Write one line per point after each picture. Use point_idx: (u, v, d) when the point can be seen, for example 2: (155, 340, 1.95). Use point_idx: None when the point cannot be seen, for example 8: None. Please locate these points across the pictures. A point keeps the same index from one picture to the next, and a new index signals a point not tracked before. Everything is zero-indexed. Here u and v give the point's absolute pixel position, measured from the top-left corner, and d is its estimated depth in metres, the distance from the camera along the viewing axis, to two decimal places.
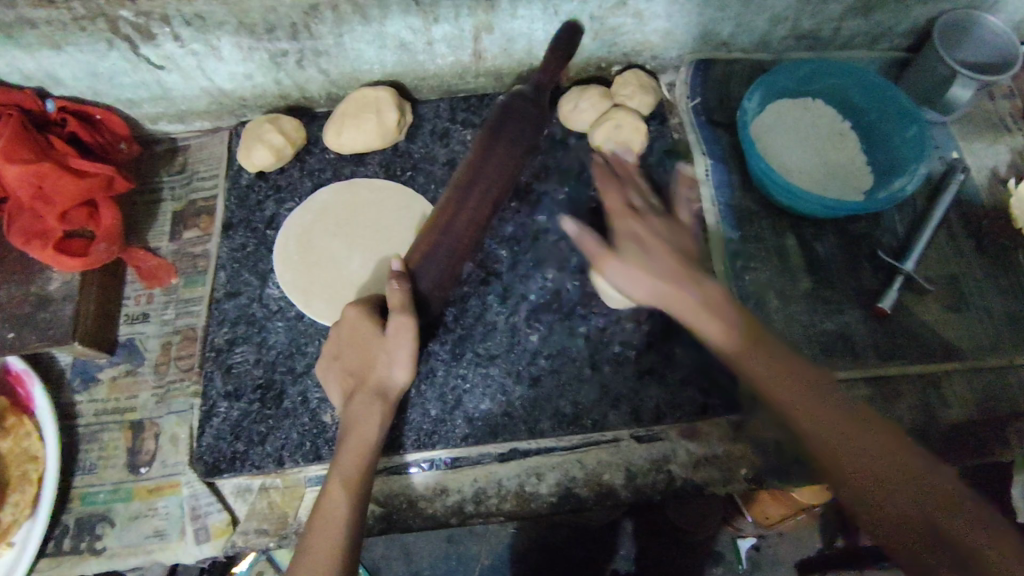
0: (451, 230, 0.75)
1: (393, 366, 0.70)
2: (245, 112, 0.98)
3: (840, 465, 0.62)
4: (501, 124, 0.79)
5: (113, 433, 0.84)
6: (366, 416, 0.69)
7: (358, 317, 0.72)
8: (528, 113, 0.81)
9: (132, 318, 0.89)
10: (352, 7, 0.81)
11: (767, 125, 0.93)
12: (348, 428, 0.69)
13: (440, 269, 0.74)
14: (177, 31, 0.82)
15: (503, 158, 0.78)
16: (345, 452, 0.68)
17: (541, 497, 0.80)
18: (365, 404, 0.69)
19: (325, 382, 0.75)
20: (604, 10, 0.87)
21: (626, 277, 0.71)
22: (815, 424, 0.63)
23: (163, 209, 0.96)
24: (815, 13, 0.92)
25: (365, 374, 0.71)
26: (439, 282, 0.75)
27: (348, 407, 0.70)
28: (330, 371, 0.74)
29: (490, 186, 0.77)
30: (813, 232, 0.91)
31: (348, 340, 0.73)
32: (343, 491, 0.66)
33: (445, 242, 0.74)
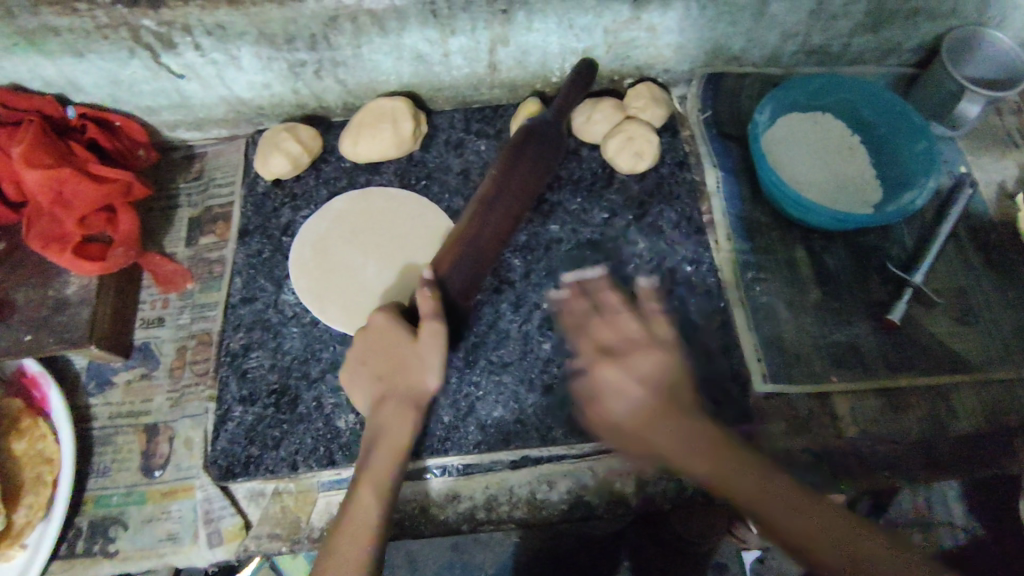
0: (476, 240, 0.76)
1: (426, 372, 0.70)
2: (262, 121, 0.99)
3: (759, 525, 0.66)
4: (526, 142, 0.81)
5: (128, 436, 0.84)
6: (394, 428, 0.70)
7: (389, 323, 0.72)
8: (550, 133, 0.83)
9: (148, 323, 0.90)
10: (371, 19, 0.83)
11: (778, 138, 0.94)
12: (373, 439, 0.70)
13: (466, 277, 0.75)
14: (199, 40, 0.83)
15: (526, 174, 0.80)
16: (368, 463, 0.69)
17: (552, 504, 0.80)
18: (392, 416, 0.70)
19: (358, 391, 0.74)
20: (618, 24, 0.89)
21: (604, 327, 0.78)
22: (738, 493, 0.67)
23: (179, 215, 0.97)
24: (826, 29, 0.93)
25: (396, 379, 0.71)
26: (465, 291, 0.75)
27: (376, 411, 0.71)
28: (363, 380, 0.74)
29: (514, 201, 0.79)
30: (823, 244, 0.92)
31: (384, 343, 0.72)
32: (367, 505, 0.66)
33: (470, 251, 0.75)
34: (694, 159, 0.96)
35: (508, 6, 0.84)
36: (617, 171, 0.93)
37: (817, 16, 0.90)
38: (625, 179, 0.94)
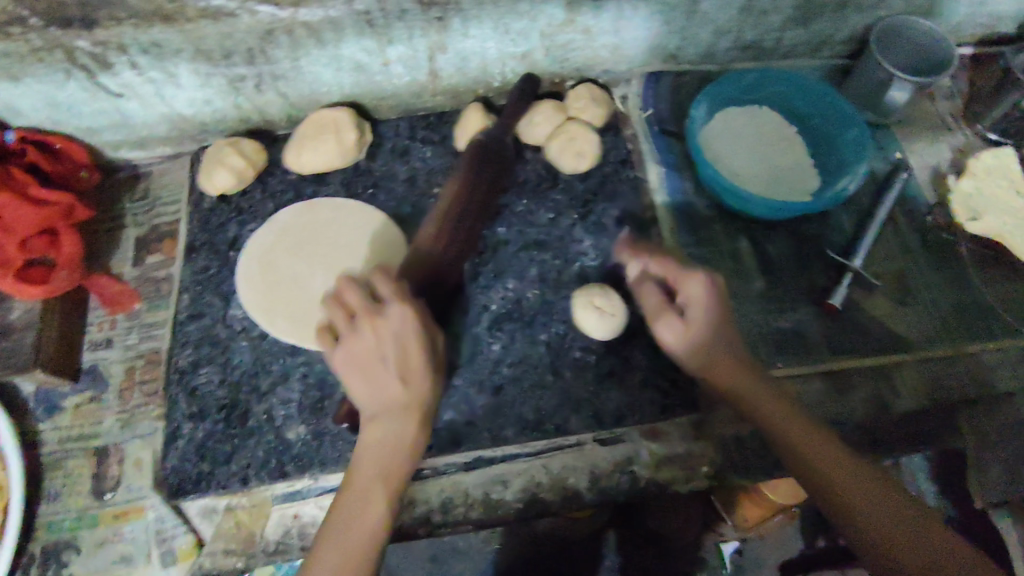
0: (439, 255, 0.83)
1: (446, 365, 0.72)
2: (206, 137, 0.99)
3: (849, 504, 0.67)
4: (477, 163, 0.89)
5: (78, 460, 0.83)
6: (392, 429, 0.66)
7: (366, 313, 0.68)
8: (499, 153, 0.91)
9: (96, 345, 0.89)
10: (307, 31, 0.83)
11: (715, 132, 0.96)
12: (365, 441, 0.67)
13: (433, 291, 0.82)
14: (135, 59, 0.83)
15: (479, 192, 0.88)
16: (366, 459, 0.66)
17: (507, 504, 0.80)
18: (392, 414, 0.66)
19: (354, 389, 0.67)
20: (554, 28, 0.90)
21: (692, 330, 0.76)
22: (814, 460, 0.69)
23: (126, 235, 0.96)
24: (757, 24, 0.95)
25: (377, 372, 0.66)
26: (431, 304, 0.82)
27: (376, 409, 0.67)
28: (356, 377, 0.67)
29: (469, 217, 0.87)
30: (765, 234, 0.94)
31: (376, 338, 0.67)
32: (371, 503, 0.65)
33: (434, 266, 0.82)
34: (637, 156, 0.98)
35: (443, 13, 0.85)
36: (561, 171, 0.95)
37: (747, 12, 0.92)
38: (569, 179, 0.95)
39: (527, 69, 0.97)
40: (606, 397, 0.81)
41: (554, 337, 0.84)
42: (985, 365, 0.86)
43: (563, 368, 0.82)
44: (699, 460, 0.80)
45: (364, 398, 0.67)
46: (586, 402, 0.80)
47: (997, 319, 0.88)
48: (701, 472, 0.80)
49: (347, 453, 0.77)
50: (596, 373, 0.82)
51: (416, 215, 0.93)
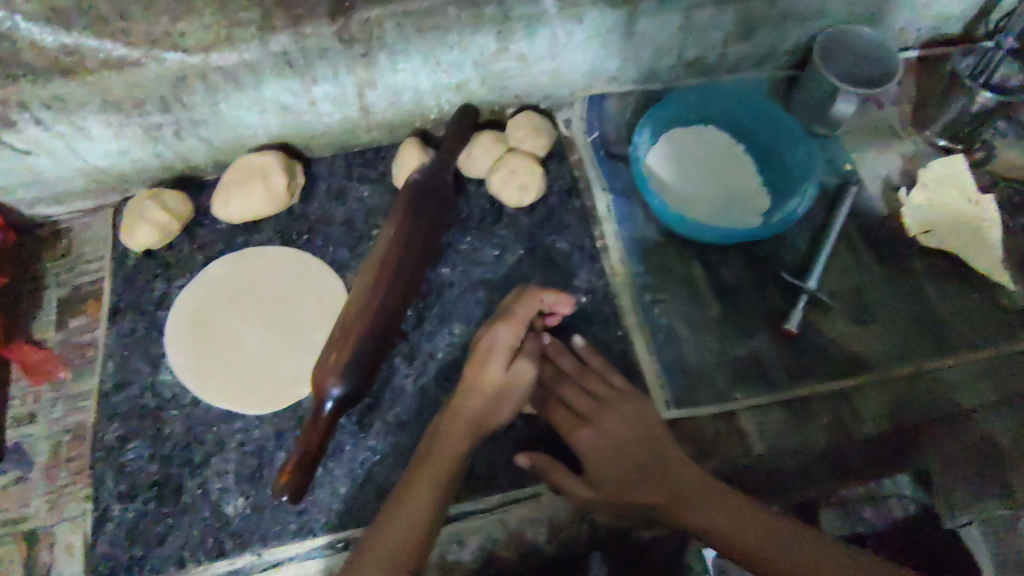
0: (375, 309, 0.77)
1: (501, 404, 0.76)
2: (128, 187, 0.93)
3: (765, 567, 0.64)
4: (415, 204, 0.83)
5: (4, 547, 0.78)
6: (452, 469, 0.72)
7: (503, 372, 0.75)
8: (440, 191, 0.85)
9: (19, 420, 0.84)
10: (223, 75, 0.78)
11: (662, 156, 0.93)
12: (434, 473, 0.71)
13: (366, 349, 0.75)
14: (38, 114, 0.77)
15: (419, 237, 0.82)
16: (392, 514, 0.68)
17: (465, 564, 0.76)
18: (461, 459, 0.73)
19: (455, 436, 0.74)
20: (487, 57, 0.86)
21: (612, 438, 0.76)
22: (711, 522, 0.67)
23: (48, 298, 0.90)
24: (698, 41, 0.92)
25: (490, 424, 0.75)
26: (367, 364, 0.75)
27: (452, 456, 0.72)
28: (463, 433, 0.74)
29: (408, 264, 0.80)
30: (718, 257, 0.91)
31: (512, 395, 0.76)
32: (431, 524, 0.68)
33: (369, 322, 0.76)
34: (584, 184, 0.95)
35: (367, 49, 0.80)
36: (505, 205, 0.91)
37: (687, 30, 0.89)
38: (514, 212, 0.92)
39: (464, 99, 0.93)
40: (559, 445, 0.80)
41: None
42: (946, 383, 0.85)
43: (515, 416, 0.81)
44: None
45: (437, 450, 0.73)
46: (544, 440, 0.80)
47: (955, 333, 0.87)
48: (661, 518, 0.76)
49: (289, 525, 0.73)
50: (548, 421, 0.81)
51: (356, 259, 0.89)
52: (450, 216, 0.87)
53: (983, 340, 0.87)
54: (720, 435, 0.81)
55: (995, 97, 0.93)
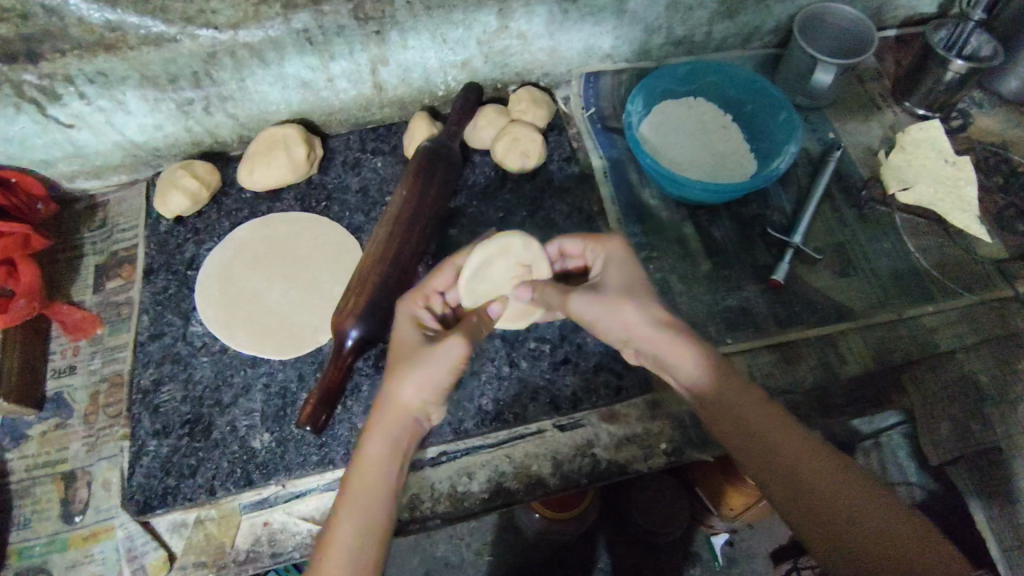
0: (391, 260, 0.82)
1: (420, 381, 0.62)
2: (160, 162, 1.01)
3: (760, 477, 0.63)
4: (426, 164, 0.88)
5: (46, 485, 0.84)
6: (377, 485, 0.60)
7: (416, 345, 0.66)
8: (449, 156, 0.90)
9: (59, 372, 0.90)
10: (249, 52, 0.86)
11: (653, 125, 1.00)
12: (353, 494, 0.59)
13: (383, 297, 0.80)
14: (82, 89, 0.85)
15: (429, 194, 0.87)
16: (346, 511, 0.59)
17: (474, 495, 0.80)
18: (383, 476, 0.60)
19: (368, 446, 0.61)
20: (490, 35, 0.94)
21: (600, 319, 0.68)
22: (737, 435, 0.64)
23: (86, 264, 0.98)
24: (685, 20, 1.00)
25: (408, 414, 0.63)
26: (383, 313, 0.80)
27: (369, 478, 0.60)
28: (390, 432, 0.62)
29: (420, 221, 0.85)
30: (709, 218, 0.97)
31: (421, 365, 0.62)
32: (364, 550, 0.57)
33: (386, 273, 0.81)
34: (582, 153, 1.01)
35: (380, 27, 0.88)
36: (509, 172, 0.98)
37: (674, 9, 0.96)
38: (517, 178, 0.98)
39: (469, 76, 1.01)
40: (561, 384, 0.83)
41: (509, 330, 0.86)
42: (927, 327, 0.89)
43: (519, 358, 0.85)
44: (657, 438, 0.82)
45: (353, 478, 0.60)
46: (542, 389, 0.83)
47: (936, 284, 0.92)
48: (659, 449, 0.81)
49: (312, 457, 0.79)
50: (551, 361, 0.84)
51: (370, 223, 0.96)
52: (459, 178, 0.93)
53: (963, 290, 0.91)
54: None
55: (966, 64, 0.96)
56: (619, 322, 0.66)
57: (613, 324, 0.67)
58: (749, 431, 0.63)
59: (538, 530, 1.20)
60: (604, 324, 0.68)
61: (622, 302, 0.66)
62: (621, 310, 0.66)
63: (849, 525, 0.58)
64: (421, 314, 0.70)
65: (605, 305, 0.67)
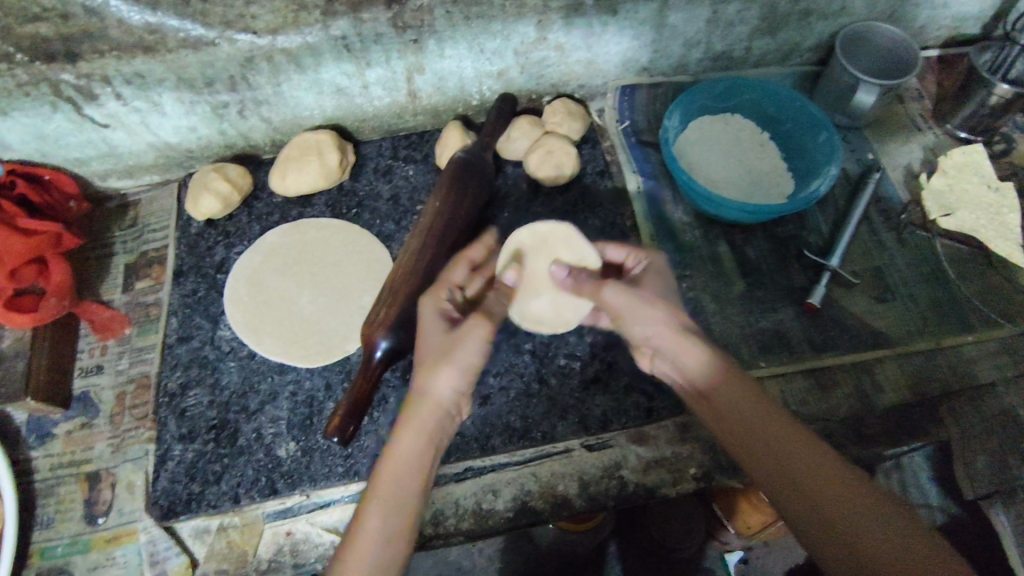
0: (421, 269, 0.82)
1: (450, 366, 0.63)
2: (193, 163, 1.01)
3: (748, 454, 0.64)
4: (463, 176, 0.88)
5: (70, 485, 0.84)
6: (407, 475, 0.60)
7: (440, 334, 0.67)
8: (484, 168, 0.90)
9: (87, 371, 0.90)
10: (287, 57, 0.86)
11: (690, 141, 0.98)
12: (382, 486, 0.59)
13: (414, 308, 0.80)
14: (119, 89, 0.86)
15: (463, 207, 0.87)
16: (382, 492, 0.59)
17: (498, 513, 0.79)
18: (415, 466, 0.61)
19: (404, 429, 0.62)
20: (527, 46, 0.93)
21: (635, 315, 0.68)
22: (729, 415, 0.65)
23: (115, 263, 0.98)
24: (725, 35, 0.98)
25: (439, 405, 0.63)
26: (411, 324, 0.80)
27: (400, 474, 0.60)
28: (418, 420, 0.63)
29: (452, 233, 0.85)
30: (743, 237, 0.96)
31: (452, 354, 0.64)
32: (397, 539, 0.57)
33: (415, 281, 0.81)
34: (615, 167, 1.00)
35: (418, 35, 0.88)
36: (540, 185, 0.97)
37: (714, 24, 0.95)
38: (550, 191, 0.97)
39: (504, 87, 1.00)
40: (591, 404, 0.81)
41: (538, 346, 0.85)
42: (966, 357, 0.87)
43: (548, 375, 0.83)
44: (687, 462, 0.80)
45: (384, 469, 0.60)
46: (572, 407, 0.81)
47: (976, 312, 0.90)
48: (688, 474, 0.80)
49: (337, 468, 0.78)
50: (581, 380, 0.83)
51: (401, 232, 0.95)
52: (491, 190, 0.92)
53: (1004, 320, 0.89)
54: None
55: (1012, 88, 0.94)
56: (647, 318, 0.67)
57: (637, 323, 0.69)
58: (745, 423, 0.64)
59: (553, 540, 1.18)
60: (629, 320, 0.69)
61: (658, 306, 0.68)
62: (651, 310, 0.68)
63: (871, 540, 0.56)
64: (439, 297, 0.72)
65: (641, 301, 0.69)
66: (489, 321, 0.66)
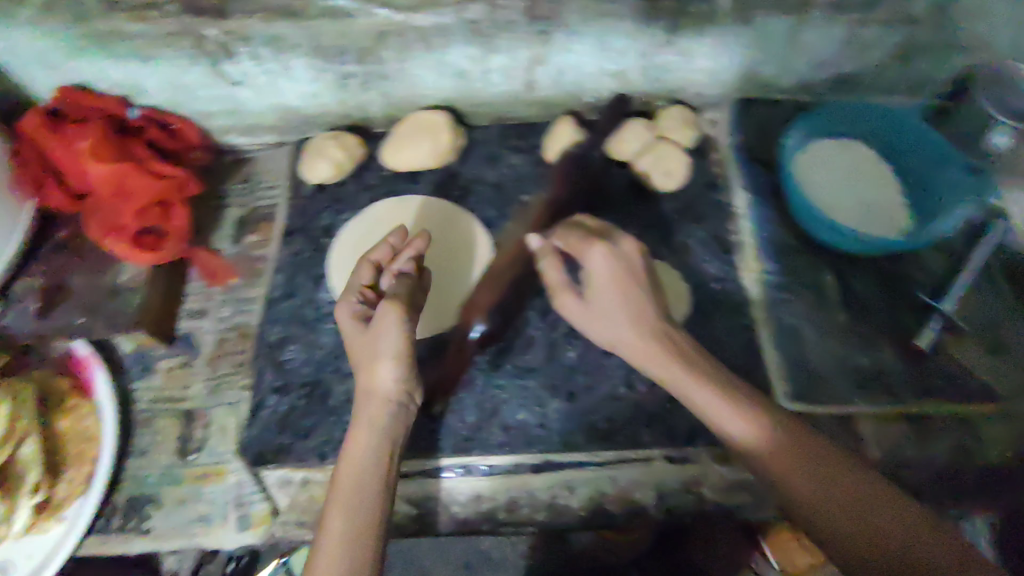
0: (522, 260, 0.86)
1: (379, 361, 0.66)
2: (309, 129, 1.05)
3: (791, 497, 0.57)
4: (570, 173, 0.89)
5: (166, 420, 0.88)
6: (362, 476, 0.61)
7: (360, 337, 0.69)
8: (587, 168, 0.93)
9: (192, 314, 0.95)
10: (418, 35, 0.88)
11: (809, 163, 0.96)
12: (337, 494, 0.60)
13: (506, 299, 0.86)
14: (256, 50, 0.89)
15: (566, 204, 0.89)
16: (336, 502, 0.59)
17: (569, 506, 0.85)
18: (367, 465, 0.62)
19: (353, 433, 0.64)
20: (653, 48, 0.92)
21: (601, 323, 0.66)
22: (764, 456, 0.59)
23: (227, 215, 1.02)
24: (856, 58, 0.95)
25: (382, 399, 0.66)
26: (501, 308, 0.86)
27: (354, 474, 0.61)
28: (365, 421, 0.65)
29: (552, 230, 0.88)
30: (850, 268, 0.93)
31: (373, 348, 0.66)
32: (359, 539, 0.57)
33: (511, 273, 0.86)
34: (724, 180, 0.98)
35: (548, 27, 0.88)
36: (646, 190, 0.96)
37: (848, 46, 0.92)
38: (655, 197, 0.96)
39: (621, 87, 1.00)
40: (680, 415, 0.80)
41: None
42: None
43: (637, 381, 0.83)
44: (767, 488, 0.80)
45: (338, 476, 0.61)
46: (658, 416, 0.80)
47: None
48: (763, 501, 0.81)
49: (420, 441, 0.79)
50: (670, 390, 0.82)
51: (502, 219, 0.96)
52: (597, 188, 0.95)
53: None
54: (834, 435, 0.83)
55: None
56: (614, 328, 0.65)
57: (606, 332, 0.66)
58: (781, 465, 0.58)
59: (586, 545, 1.11)
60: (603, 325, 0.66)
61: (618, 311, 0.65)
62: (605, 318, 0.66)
63: None
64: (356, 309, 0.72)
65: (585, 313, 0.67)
66: (392, 299, 0.68)
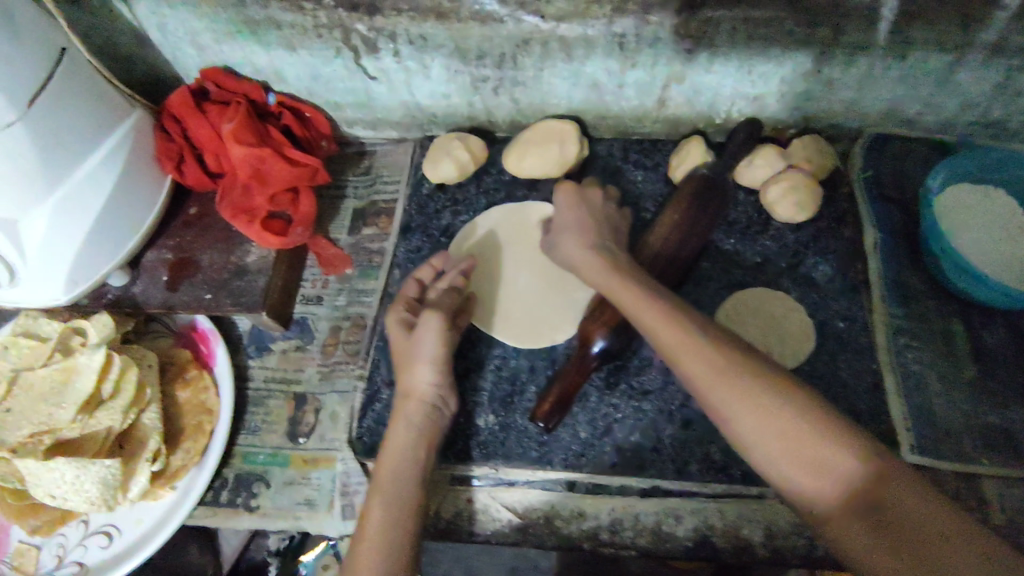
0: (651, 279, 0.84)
1: (416, 366, 0.73)
2: (432, 127, 1.06)
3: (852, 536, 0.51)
4: (700, 195, 0.87)
5: (278, 401, 0.91)
6: (401, 471, 0.68)
7: (405, 344, 0.76)
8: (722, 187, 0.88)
9: (308, 299, 0.97)
10: (561, 44, 0.88)
11: (947, 207, 0.91)
12: (379, 487, 0.67)
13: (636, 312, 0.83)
14: (399, 47, 0.90)
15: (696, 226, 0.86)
16: (378, 493, 0.66)
17: (676, 539, 0.80)
18: (406, 458, 0.69)
19: (392, 431, 0.71)
20: (797, 76, 0.90)
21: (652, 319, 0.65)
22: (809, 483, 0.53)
23: (346, 206, 1.04)
24: (1012, 102, 0.90)
25: (421, 398, 0.73)
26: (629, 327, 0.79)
27: (395, 470, 0.67)
28: (404, 420, 0.71)
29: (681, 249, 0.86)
30: (983, 320, 0.88)
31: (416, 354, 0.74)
32: (399, 526, 0.64)
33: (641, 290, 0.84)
34: (853, 216, 0.95)
35: (694, 47, 0.86)
36: (772, 219, 0.94)
37: (1004, 90, 0.88)
38: (780, 227, 0.94)
39: (754, 111, 0.97)
40: None
41: None
42: None
43: None
44: None
45: (381, 472, 0.68)
46: None
47: None
48: None
49: (531, 452, 0.80)
50: None
51: None
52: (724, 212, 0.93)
53: None
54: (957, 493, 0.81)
55: None
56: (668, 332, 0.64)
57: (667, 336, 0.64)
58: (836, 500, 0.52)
59: None
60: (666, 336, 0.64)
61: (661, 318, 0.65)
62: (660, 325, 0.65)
63: None
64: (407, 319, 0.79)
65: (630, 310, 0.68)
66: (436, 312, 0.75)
